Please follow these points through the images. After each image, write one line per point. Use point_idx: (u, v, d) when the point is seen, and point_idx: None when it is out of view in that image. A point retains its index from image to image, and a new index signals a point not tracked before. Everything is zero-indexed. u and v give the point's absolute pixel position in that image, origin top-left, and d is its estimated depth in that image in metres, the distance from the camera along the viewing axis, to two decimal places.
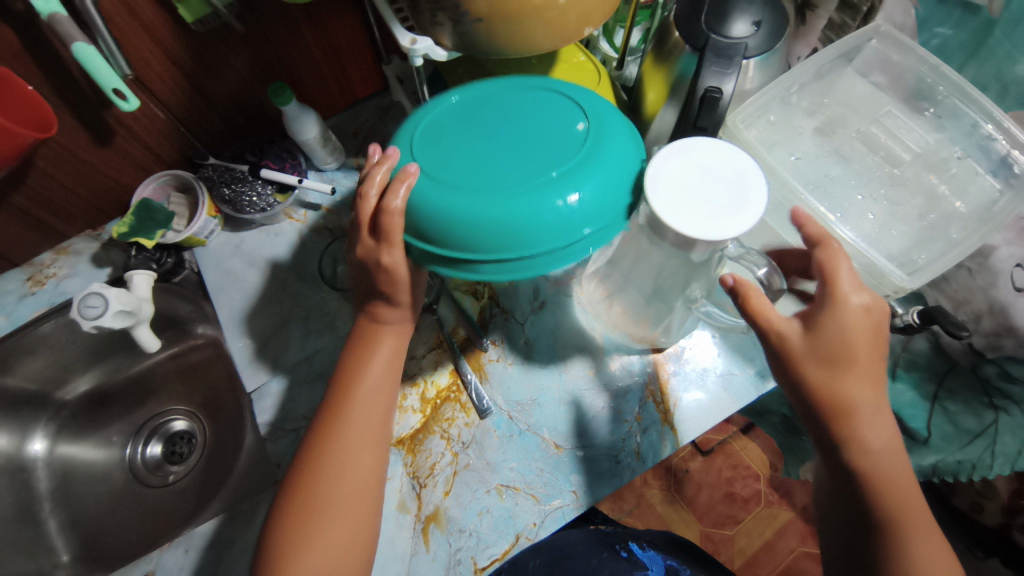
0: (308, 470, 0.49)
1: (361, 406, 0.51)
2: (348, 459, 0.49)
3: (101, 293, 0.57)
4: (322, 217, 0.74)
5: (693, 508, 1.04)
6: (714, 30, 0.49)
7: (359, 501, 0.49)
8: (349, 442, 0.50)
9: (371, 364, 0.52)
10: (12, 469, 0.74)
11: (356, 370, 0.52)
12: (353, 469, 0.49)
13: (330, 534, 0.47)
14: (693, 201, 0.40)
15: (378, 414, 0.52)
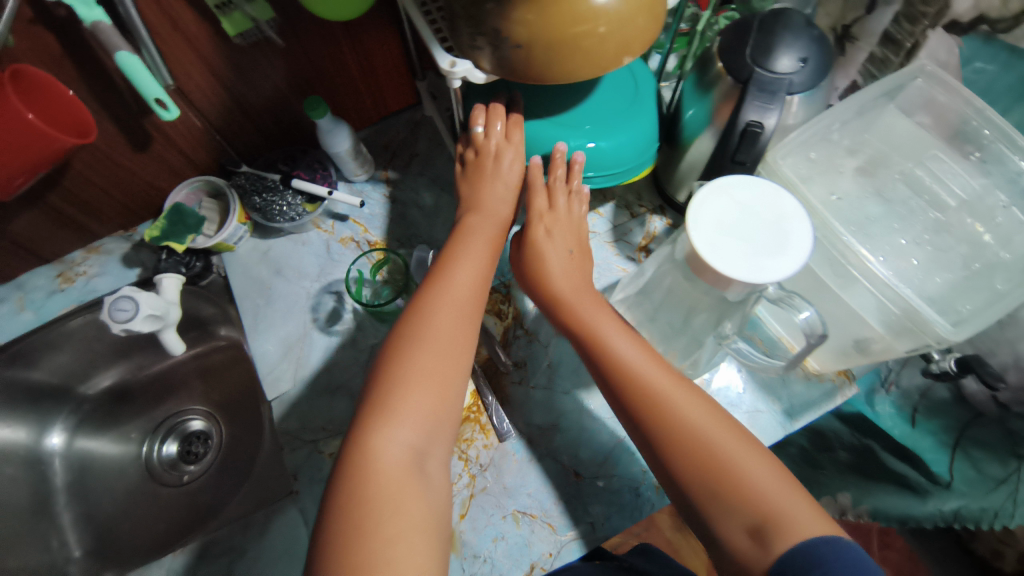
0: (409, 333, 0.46)
1: (462, 283, 0.50)
2: (449, 329, 0.47)
3: (133, 297, 0.57)
4: (350, 229, 0.75)
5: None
6: (758, 63, 0.49)
7: (455, 368, 0.46)
8: (451, 299, 0.49)
9: (472, 249, 0.53)
10: (30, 462, 0.74)
11: (458, 257, 0.53)
12: (455, 340, 0.47)
13: (425, 398, 0.44)
14: (733, 242, 0.40)
15: (475, 298, 0.51)
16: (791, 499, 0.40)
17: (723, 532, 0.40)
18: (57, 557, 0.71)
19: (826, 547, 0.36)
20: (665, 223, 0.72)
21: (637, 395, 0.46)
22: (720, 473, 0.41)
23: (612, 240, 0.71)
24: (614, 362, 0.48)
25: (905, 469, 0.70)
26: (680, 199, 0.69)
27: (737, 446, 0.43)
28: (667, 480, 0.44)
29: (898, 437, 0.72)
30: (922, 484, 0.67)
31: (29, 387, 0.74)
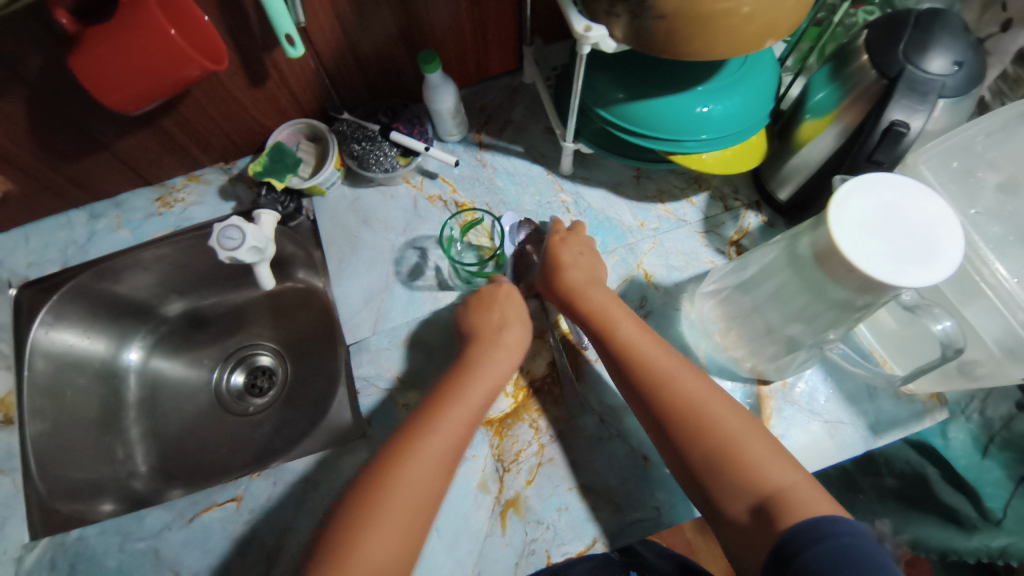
0: (377, 481, 0.46)
1: (451, 423, 0.50)
2: (421, 468, 0.47)
3: (240, 228, 0.60)
4: (438, 187, 0.75)
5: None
6: (911, 60, 0.47)
7: (422, 505, 0.46)
8: (440, 443, 0.48)
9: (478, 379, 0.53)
10: (108, 374, 0.78)
11: (452, 390, 0.52)
12: (423, 479, 0.46)
13: (385, 545, 0.43)
14: (878, 240, 0.38)
15: (464, 433, 0.50)
16: (791, 478, 0.43)
17: (726, 509, 0.44)
18: (121, 470, 0.73)
19: (824, 522, 0.38)
20: (760, 219, 0.69)
21: (642, 373, 0.50)
22: (726, 451, 0.45)
23: (703, 231, 0.69)
24: (625, 348, 0.52)
25: (956, 501, 0.69)
26: (781, 197, 0.66)
27: (740, 428, 0.46)
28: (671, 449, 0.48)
29: (960, 466, 0.70)
30: (973, 518, 0.68)
31: (114, 300, 0.77)
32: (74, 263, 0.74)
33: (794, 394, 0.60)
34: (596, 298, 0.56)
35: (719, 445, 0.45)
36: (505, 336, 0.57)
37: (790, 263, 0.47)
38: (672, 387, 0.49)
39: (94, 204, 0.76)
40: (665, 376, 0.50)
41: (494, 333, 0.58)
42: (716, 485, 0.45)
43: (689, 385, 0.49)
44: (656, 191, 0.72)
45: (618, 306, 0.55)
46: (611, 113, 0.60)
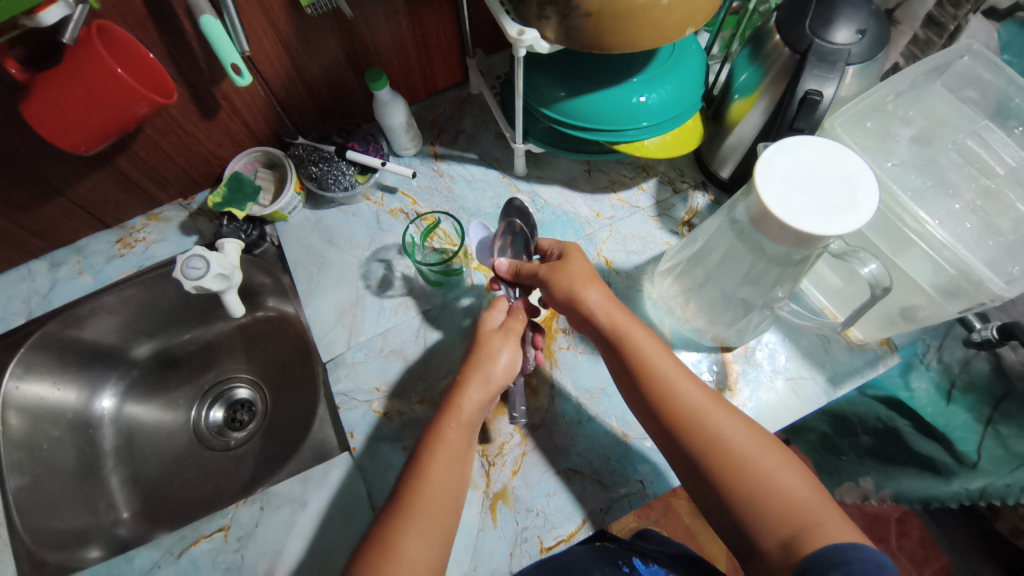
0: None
1: (432, 494, 0.47)
2: (412, 549, 0.43)
3: (204, 256, 0.60)
4: (398, 200, 0.77)
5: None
6: (817, 35, 0.52)
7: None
8: (426, 515, 0.45)
9: (445, 441, 0.50)
10: (80, 424, 0.76)
11: (427, 459, 0.49)
12: (417, 557, 0.43)
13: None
14: (803, 196, 0.42)
15: (447, 501, 0.47)
16: (825, 510, 0.41)
17: (759, 541, 0.42)
18: (104, 519, 0.72)
19: (851, 548, 0.37)
20: (707, 198, 0.73)
21: (665, 402, 0.48)
22: (756, 485, 0.43)
23: (656, 215, 0.72)
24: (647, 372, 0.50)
25: (931, 450, 0.71)
26: (724, 174, 0.70)
27: (765, 458, 0.44)
28: (697, 483, 0.46)
29: (929, 414, 0.73)
30: (949, 464, 0.68)
31: (81, 347, 0.76)
32: (38, 314, 0.73)
33: (757, 355, 0.63)
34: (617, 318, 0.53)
35: (747, 476, 0.43)
36: (471, 378, 0.53)
37: (732, 229, 0.50)
38: (698, 418, 0.47)
39: (52, 252, 0.76)
40: (692, 409, 0.47)
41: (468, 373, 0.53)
42: (747, 516, 0.42)
43: (714, 416, 0.47)
44: (607, 181, 0.75)
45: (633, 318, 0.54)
46: (555, 111, 0.63)
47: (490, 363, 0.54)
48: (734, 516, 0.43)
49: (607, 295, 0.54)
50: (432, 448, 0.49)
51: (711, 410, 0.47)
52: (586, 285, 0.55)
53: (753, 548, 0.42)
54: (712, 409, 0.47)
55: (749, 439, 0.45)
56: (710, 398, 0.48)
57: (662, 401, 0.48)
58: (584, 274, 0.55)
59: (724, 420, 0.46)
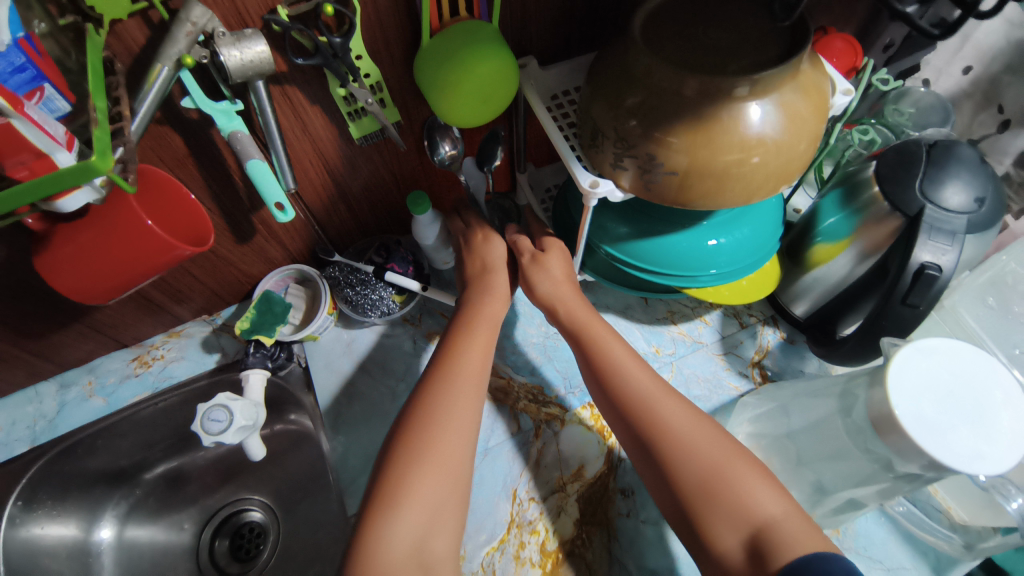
0: (407, 447, 0.44)
1: (466, 379, 0.49)
2: (458, 422, 0.46)
3: (227, 406, 0.53)
4: (438, 323, 0.71)
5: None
6: (929, 199, 0.46)
7: (457, 477, 0.44)
8: (457, 397, 0.47)
9: (473, 344, 0.52)
10: (79, 555, 0.68)
11: (460, 348, 0.51)
12: (461, 436, 0.45)
13: (432, 491, 0.42)
14: (949, 418, 0.35)
15: (477, 388, 0.49)
16: (779, 506, 0.40)
17: (712, 536, 0.39)
18: None
19: (820, 561, 0.35)
20: (778, 335, 0.66)
21: (621, 396, 0.47)
22: (716, 475, 0.41)
23: (722, 353, 0.65)
24: (607, 362, 0.50)
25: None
26: (797, 311, 0.64)
27: (722, 446, 0.43)
28: (655, 477, 0.44)
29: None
30: None
31: (83, 473, 0.69)
32: (43, 442, 0.66)
33: (849, 539, 0.55)
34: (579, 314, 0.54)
35: (701, 463, 0.42)
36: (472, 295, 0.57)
37: (844, 426, 0.43)
38: (648, 404, 0.46)
39: (64, 371, 0.70)
40: (641, 395, 0.47)
41: (484, 289, 0.57)
42: (700, 502, 0.40)
43: (666, 408, 0.45)
44: (667, 311, 0.68)
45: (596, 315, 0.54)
46: (621, 252, 0.58)
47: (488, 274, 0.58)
48: (685, 505, 0.41)
49: (575, 293, 0.55)
50: (458, 359, 0.50)
51: (668, 402, 0.46)
52: (555, 285, 0.55)
53: (707, 542, 0.40)
54: (662, 398, 0.46)
55: (710, 430, 0.44)
56: (668, 390, 0.48)
57: (615, 388, 0.48)
58: (557, 272, 0.56)
59: (673, 406, 0.46)
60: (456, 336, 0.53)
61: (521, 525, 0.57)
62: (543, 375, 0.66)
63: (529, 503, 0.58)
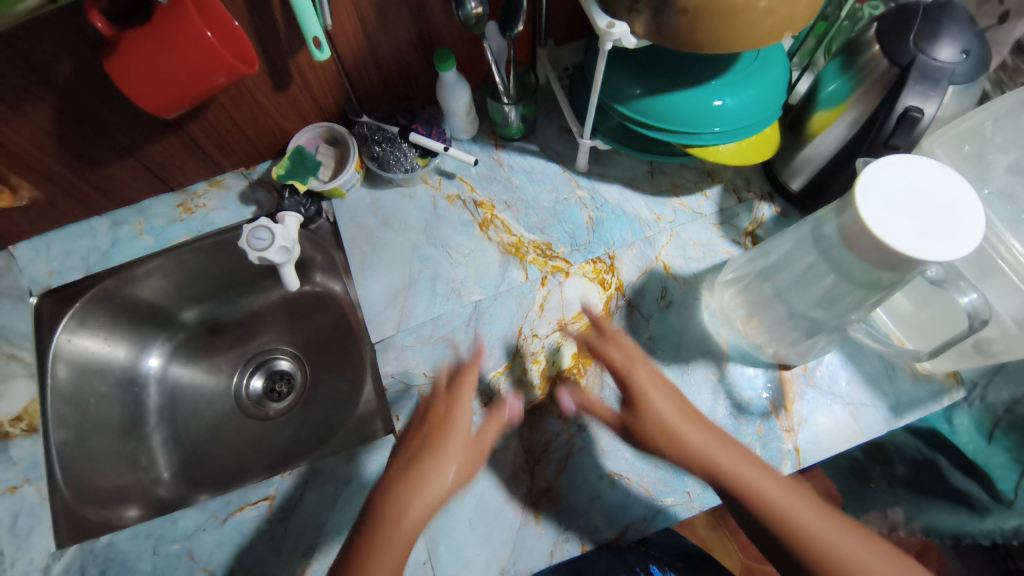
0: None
1: (405, 524, 0.53)
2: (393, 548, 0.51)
3: (270, 228, 0.61)
4: (456, 186, 0.75)
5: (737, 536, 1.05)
6: (922, 50, 0.51)
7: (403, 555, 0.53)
8: (391, 542, 0.52)
9: (413, 502, 0.54)
10: (127, 380, 0.78)
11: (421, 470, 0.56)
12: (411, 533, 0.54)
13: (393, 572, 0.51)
14: (905, 216, 0.41)
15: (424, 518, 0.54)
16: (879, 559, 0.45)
17: None
18: (144, 477, 0.73)
19: None
20: (773, 210, 0.70)
21: (718, 482, 0.52)
22: (798, 540, 0.47)
23: (718, 223, 0.70)
24: (651, 422, 0.55)
25: (968, 485, 0.75)
26: (793, 187, 0.68)
27: (822, 522, 0.47)
28: (779, 559, 0.49)
29: (969, 451, 0.74)
30: (984, 500, 0.73)
31: (134, 305, 0.77)
32: (97, 271, 0.74)
33: (816, 377, 0.62)
34: (653, 403, 0.56)
35: (803, 534, 0.47)
36: (418, 470, 0.56)
37: (815, 245, 0.49)
38: (745, 490, 0.50)
39: (116, 211, 0.77)
40: (728, 473, 0.51)
41: (424, 460, 0.57)
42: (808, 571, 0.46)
43: (764, 488, 0.50)
44: (670, 185, 0.73)
45: (663, 384, 0.59)
46: (632, 110, 0.61)
47: (443, 432, 0.59)
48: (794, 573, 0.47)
49: (672, 405, 0.56)
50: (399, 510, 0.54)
51: (765, 477, 0.51)
52: (646, 388, 0.57)
53: None
54: (749, 469, 0.51)
55: (800, 502, 0.49)
56: (774, 477, 0.51)
57: (706, 464, 0.52)
58: (630, 352, 0.61)
59: (766, 479, 0.50)
60: (409, 474, 0.56)
61: (523, 357, 0.65)
62: (551, 234, 0.71)
63: (531, 338, 0.65)
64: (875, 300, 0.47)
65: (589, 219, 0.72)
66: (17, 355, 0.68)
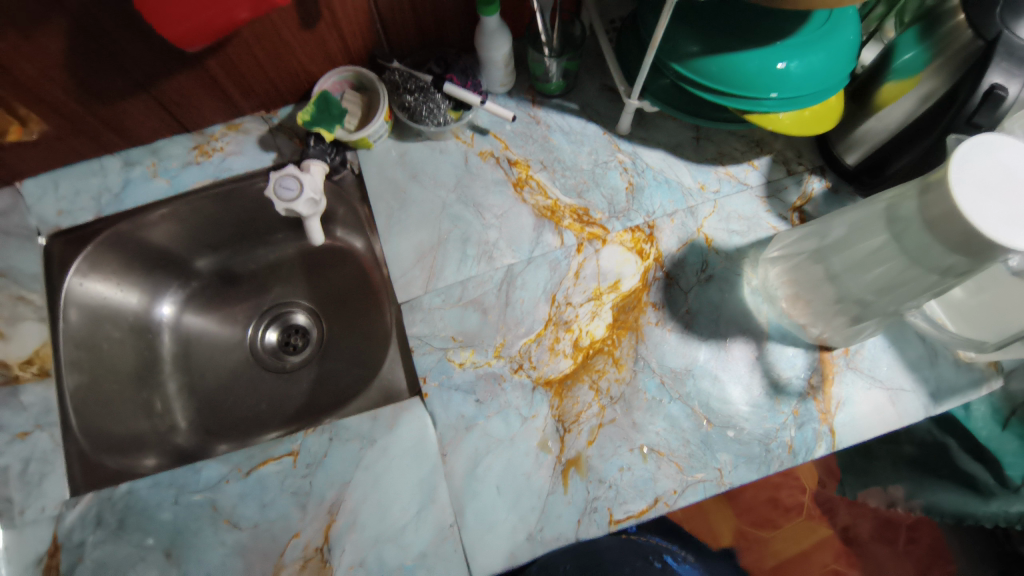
0: None
1: None
2: None
3: (298, 176, 0.58)
4: (490, 143, 0.71)
5: (734, 503, 1.01)
6: (1009, 25, 0.47)
7: None
8: None
9: None
10: (141, 326, 0.76)
11: None
12: None
13: None
14: (1001, 201, 0.38)
15: None
16: None
17: None
18: (160, 424, 0.73)
19: None
20: (824, 185, 0.67)
21: None
22: None
23: (765, 195, 0.67)
24: None
25: (975, 469, 0.78)
26: (848, 161, 0.65)
27: None
28: None
29: (982, 437, 0.76)
30: (990, 485, 0.76)
31: (148, 250, 0.74)
32: (109, 213, 0.70)
33: (857, 360, 0.60)
34: None
35: None
36: None
37: (886, 223, 0.46)
38: None
39: (128, 149, 0.72)
40: None
41: None
42: None
43: None
44: (716, 153, 0.69)
45: None
46: (690, 69, 0.57)
47: None
48: None
49: None
50: None
51: None
52: None
53: None
54: None
55: None
56: None
57: None
58: None
59: None
60: None
61: (556, 325, 0.63)
62: (589, 199, 0.68)
63: (565, 307, 0.63)
64: (943, 288, 0.45)
65: (629, 185, 0.68)
66: (28, 298, 0.65)
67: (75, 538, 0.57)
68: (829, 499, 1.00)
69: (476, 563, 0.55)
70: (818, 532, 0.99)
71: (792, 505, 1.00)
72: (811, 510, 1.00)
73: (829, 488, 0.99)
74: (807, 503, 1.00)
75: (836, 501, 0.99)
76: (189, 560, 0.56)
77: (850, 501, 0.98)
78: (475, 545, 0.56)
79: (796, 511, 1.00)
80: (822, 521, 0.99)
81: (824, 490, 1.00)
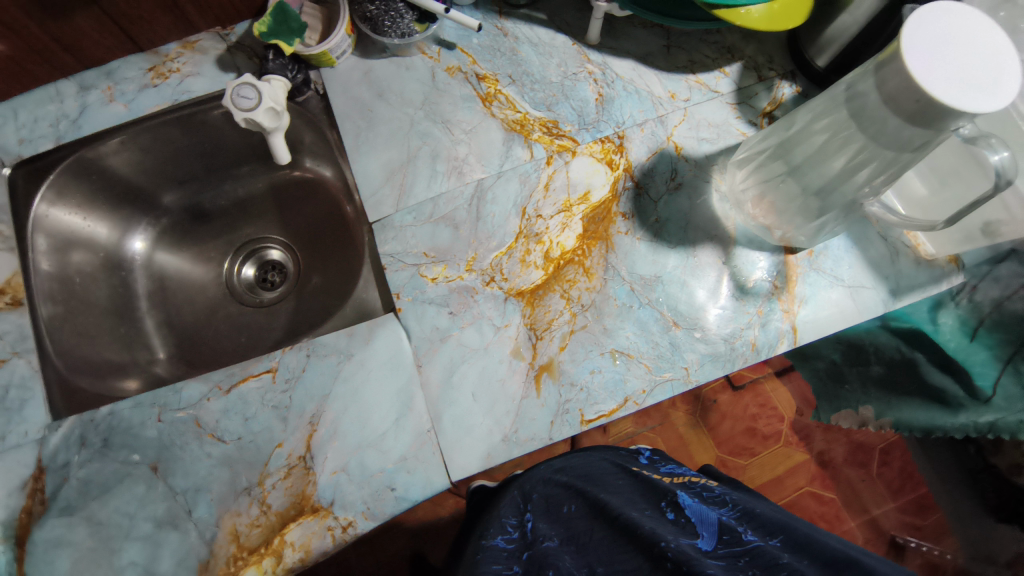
0: None
1: None
2: None
3: (255, 86, 0.58)
4: (457, 58, 0.69)
5: (714, 436, 1.21)
6: None
7: None
8: None
9: None
10: (112, 262, 0.76)
11: None
12: None
13: None
14: (952, 63, 0.38)
15: None
16: None
17: None
18: (141, 357, 0.73)
19: None
20: (794, 89, 0.67)
21: None
22: None
23: (735, 102, 0.66)
24: None
25: (944, 382, 0.71)
26: (819, 64, 0.64)
27: None
28: None
29: (950, 349, 0.70)
30: (959, 397, 0.70)
31: (113, 182, 0.73)
32: (67, 140, 0.68)
33: (821, 261, 0.62)
34: None
35: None
36: None
37: (847, 101, 0.46)
38: None
39: (82, 73, 0.70)
40: None
41: None
42: None
43: None
44: (687, 61, 0.68)
45: None
46: None
47: None
48: None
49: None
50: None
51: None
52: None
53: None
54: None
55: None
56: None
57: None
58: None
59: None
60: None
61: (526, 237, 0.63)
62: (558, 111, 0.67)
63: (535, 219, 0.63)
64: (904, 166, 0.46)
65: (598, 96, 0.67)
66: None
67: (59, 459, 0.57)
68: (806, 428, 1.21)
69: (454, 463, 0.58)
70: (794, 457, 1.20)
71: (770, 434, 1.21)
72: (790, 437, 1.21)
73: (805, 416, 1.21)
74: (785, 431, 1.21)
75: (813, 430, 1.21)
76: (176, 473, 0.57)
77: (825, 429, 1.21)
78: (452, 448, 0.58)
79: (773, 439, 1.21)
80: (798, 447, 1.20)
81: (801, 418, 1.21)
